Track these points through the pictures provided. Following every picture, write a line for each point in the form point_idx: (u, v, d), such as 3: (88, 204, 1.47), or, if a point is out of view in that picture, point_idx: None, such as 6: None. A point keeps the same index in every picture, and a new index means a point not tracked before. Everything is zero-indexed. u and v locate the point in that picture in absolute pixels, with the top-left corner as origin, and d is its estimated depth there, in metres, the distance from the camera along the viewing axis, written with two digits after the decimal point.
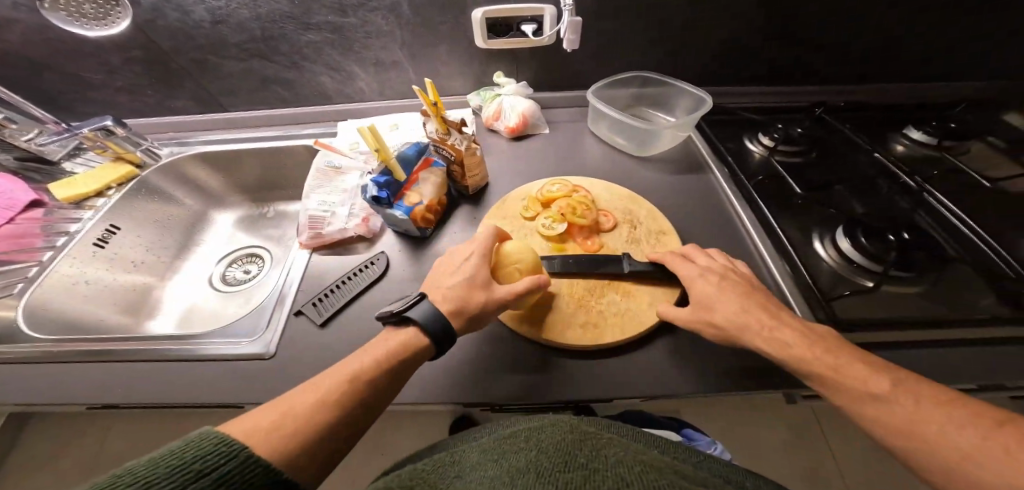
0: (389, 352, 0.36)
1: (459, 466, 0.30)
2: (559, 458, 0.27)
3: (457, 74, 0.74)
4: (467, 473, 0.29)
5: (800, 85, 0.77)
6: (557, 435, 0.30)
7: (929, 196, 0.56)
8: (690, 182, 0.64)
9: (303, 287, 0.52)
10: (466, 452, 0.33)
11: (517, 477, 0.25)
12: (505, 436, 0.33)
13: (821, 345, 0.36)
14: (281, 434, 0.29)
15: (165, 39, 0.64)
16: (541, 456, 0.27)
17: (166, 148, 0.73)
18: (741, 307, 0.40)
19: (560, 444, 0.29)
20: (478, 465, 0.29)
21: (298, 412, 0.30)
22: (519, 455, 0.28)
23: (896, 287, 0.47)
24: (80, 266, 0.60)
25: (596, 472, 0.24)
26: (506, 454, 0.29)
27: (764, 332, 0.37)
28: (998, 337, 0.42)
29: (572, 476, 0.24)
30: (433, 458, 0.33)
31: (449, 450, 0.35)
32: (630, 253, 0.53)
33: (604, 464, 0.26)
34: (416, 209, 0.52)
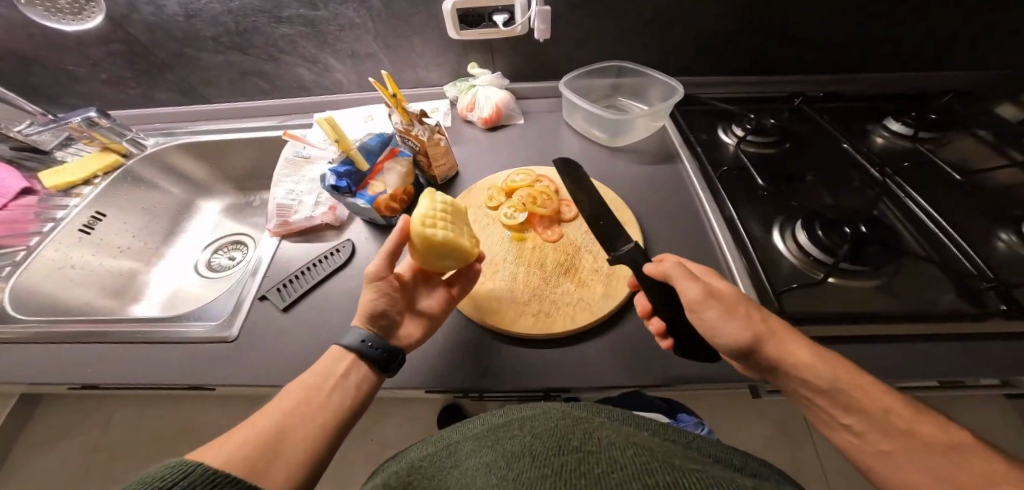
0: (345, 361, 0.38)
1: (454, 457, 0.31)
2: (553, 443, 0.26)
3: (432, 65, 0.75)
4: (463, 462, 0.29)
5: (782, 74, 0.75)
6: (549, 422, 0.30)
7: (898, 188, 0.54)
8: (658, 174, 0.63)
9: (271, 273, 0.54)
10: (460, 442, 0.33)
11: (511, 461, 0.25)
12: (500, 424, 0.33)
13: (819, 354, 0.35)
14: (247, 446, 0.30)
15: (143, 33, 0.67)
16: (535, 442, 0.27)
17: (152, 139, 0.76)
18: (757, 312, 0.36)
19: (553, 430, 0.28)
20: (473, 453, 0.29)
21: (263, 426, 0.32)
22: (513, 441, 0.28)
23: (849, 281, 0.46)
24: (66, 250, 0.64)
25: (589, 454, 0.24)
26: (500, 441, 0.29)
27: (783, 336, 0.34)
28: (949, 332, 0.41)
29: (567, 460, 0.24)
30: (430, 454, 0.33)
31: (449, 440, 0.35)
32: (589, 243, 0.53)
33: (596, 445, 0.25)
34: (379, 199, 0.54)
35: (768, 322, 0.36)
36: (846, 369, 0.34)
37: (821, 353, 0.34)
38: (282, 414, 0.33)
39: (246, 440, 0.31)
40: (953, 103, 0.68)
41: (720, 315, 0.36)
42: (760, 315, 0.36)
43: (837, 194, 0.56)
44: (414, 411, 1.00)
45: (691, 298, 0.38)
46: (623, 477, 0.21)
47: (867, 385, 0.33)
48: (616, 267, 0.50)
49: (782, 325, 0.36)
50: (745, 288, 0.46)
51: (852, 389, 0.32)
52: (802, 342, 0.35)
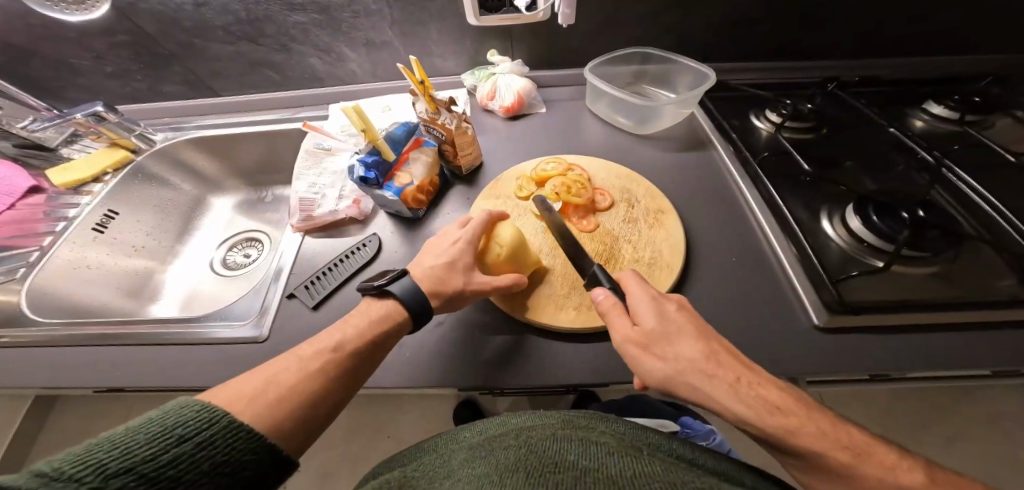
0: (371, 326, 0.36)
1: (446, 469, 0.30)
2: (549, 456, 0.26)
3: (450, 53, 0.72)
4: (453, 473, 0.28)
5: (812, 58, 0.73)
6: (546, 433, 0.30)
7: (949, 172, 0.53)
8: (690, 161, 0.61)
9: (296, 270, 0.52)
10: (455, 451, 0.32)
11: (505, 474, 0.25)
12: (495, 435, 0.32)
13: (771, 400, 0.29)
14: (261, 403, 0.29)
15: (149, 22, 0.64)
16: (531, 454, 0.27)
17: (160, 134, 0.74)
18: (685, 353, 0.31)
19: (550, 442, 0.28)
20: (467, 464, 0.29)
21: (281, 381, 0.30)
22: (508, 452, 0.28)
23: (908, 268, 0.45)
24: (81, 249, 0.62)
25: (585, 470, 0.24)
26: (494, 451, 0.29)
27: (710, 384, 0.30)
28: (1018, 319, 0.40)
29: (564, 477, 0.23)
30: (423, 464, 0.33)
31: (441, 449, 0.34)
32: (627, 232, 0.51)
33: (594, 461, 0.25)
34: (407, 190, 0.52)
35: (686, 358, 0.31)
36: (774, 406, 0.28)
37: (746, 389, 0.29)
38: (300, 370, 0.31)
39: (261, 391, 0.29)
40: (992, 85, 0.67)
41: (634, 354, 0.33)
42: (675, 351, 0.32)
43: (879, 180, 0.55)
44: (431, 407, 0.99)
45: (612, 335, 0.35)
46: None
47: (795, 422, 0.28)
48: (658, 257, 0.48)
49: (707, 356, 0.31)
50: (799, 278, 0.44)
51: (778, 434, 0.27)
52: (729, 377, 0.30)
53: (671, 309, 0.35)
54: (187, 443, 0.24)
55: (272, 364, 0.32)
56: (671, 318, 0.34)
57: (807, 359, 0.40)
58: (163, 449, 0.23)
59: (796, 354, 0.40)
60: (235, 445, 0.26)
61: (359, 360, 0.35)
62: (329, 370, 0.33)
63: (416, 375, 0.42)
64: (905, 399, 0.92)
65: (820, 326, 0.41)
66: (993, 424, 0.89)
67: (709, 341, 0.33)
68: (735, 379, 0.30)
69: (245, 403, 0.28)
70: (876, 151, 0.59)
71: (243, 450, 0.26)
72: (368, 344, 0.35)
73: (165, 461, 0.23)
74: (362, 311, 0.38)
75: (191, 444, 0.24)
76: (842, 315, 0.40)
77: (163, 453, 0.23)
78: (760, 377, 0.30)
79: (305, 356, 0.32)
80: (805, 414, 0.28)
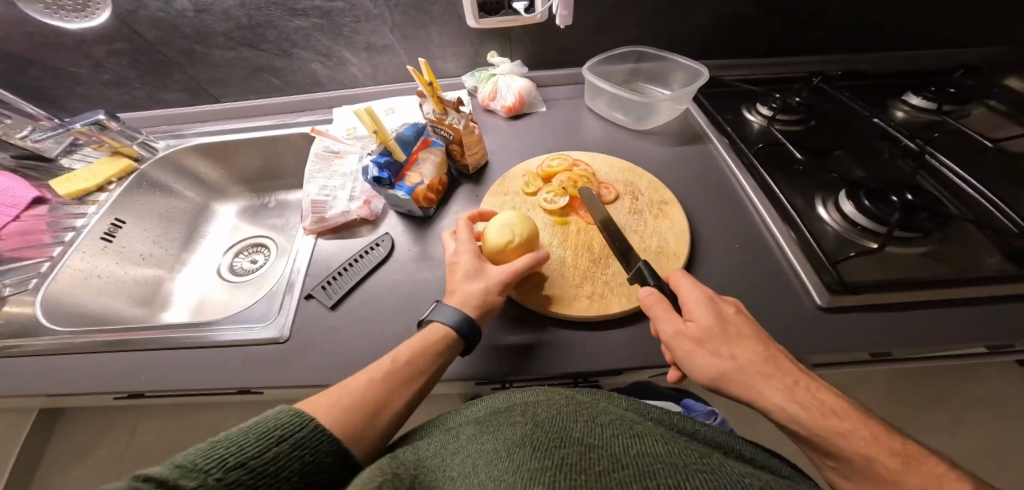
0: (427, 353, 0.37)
1: (456, 445, 0.31)
2: (554, 433, 0.27)
3: (450, 56, 0.74)
4: (462, 450, 0.30)
5: (799, 53, 0.76)
6: (552, 411, 0.31)
7: (931, 158, 0.56)
8: (689, 154, 0.64)
9: (311, 272, 0.53)
10: (461, 428, 0.34)
11: (513, 449, 0.26)
12: (501, 410, 0.33)
13: (822, 406, 0.30)
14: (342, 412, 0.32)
15: (148, 29, 0.65)
16: (537, 430, 0.28)
17: (162, 141, 0.74)
18: (740, 353, 0.33)
19: (555, 419, 0.30)
20: (477, 438, 0.30)
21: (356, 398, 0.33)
22: (514, 428, 0.29)
23: (899, 248, 0.48)
24: (89, 259, 0.62)
25: (590, 446, 0.26)
26: (502, 427, 0.30)
27: (763, 382, 0.31)
28: (1007, 294, 0.43)
29: (568, 452, 0.25)
30: (433, 443, 0.33)
31: (448, 425, 0.36)
32: (633, 223, 0.53)
33: (598, 439, 0.26)
34: (417, 189, 0.53)
35: (742, 353, 0.33)
36: (830, 410, 0.30)
37: (802, 390, 0.31)
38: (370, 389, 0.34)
39: (337, 400, 0.32)
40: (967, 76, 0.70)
41: (689, 349, 0.34)
42: (731, 346, 0.34)
43: (868, 167, 0.58)
44: None
45: (663, 329, 0.37)
46: (625, 477, 0.22)
47: (850, 426, 0.29)
48: (665, 246, 0.50)
49: (763, 356, 0.33)
50: (798, 261, 0.47)
51: (835, 437, 0.29)
52: (786, 378, 0.32)
53: (726, 311, 0.37)
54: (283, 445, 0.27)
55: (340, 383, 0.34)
56: (726, 316, 0.36)
57: (810, 337, 0.42)
58: (267, 447, 0.26)
59: (801, 334, 0.42)
60: (320, 447, 0.29)
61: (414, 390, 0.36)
62: (393, 382, 0.34)
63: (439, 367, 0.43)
64: (901, 381, 0.95)
65: (822, 305, 0.44)
66: (982, 402, 0.93)
67: (763, 342, 0.35)
68: (793, 382, 0.31)
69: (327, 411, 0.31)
70: (863, 140, 0.62)
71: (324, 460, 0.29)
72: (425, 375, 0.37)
73: (270, 457, 0.26)
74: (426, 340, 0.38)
75: (288, 444, 0.27)
76: (842, 294, 0.43)
77: (268, 451, 0.26)
78: (813, 380, 0.32)
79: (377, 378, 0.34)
80: (860, 421, 0.30)
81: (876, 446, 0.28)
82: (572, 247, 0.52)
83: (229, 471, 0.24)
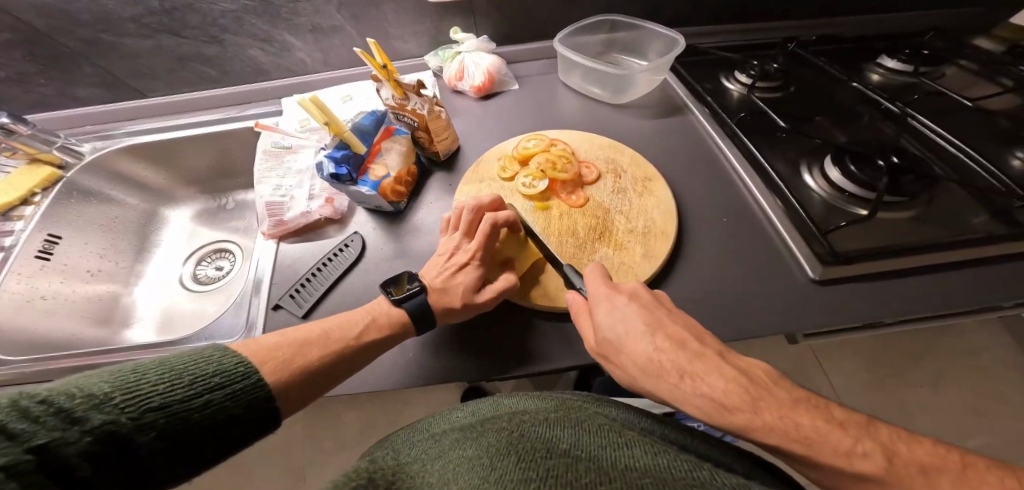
0: (388, 320, 0.38)
1: (437, 450, 0.28)
2: (541, 442, 0.24)
3: (408, 34, 0.67)
4: (444, 455, 0.26)
5: (775, 18, 0.73)
6: (540, 418, 0.28)
7: (913, 119, 0.55)
8: (668, 127, 0.61)
9: (277, 280, 0.48)
10: (447, 433, 0.30)
11: (496, 458, 0.23)
12: (486, 418, 0.30)
13: (710, 397, 0.28)
14: (286, 372, 0.31)
15: (37, 17, 0.56)
16: (523, 438, 0.25)
17: (87, 144, 0.65)
18: (630, 354, 0.32)
19: (543, 427, 0.27)
20: (457, 445, 0.27)
21: (306, 357, 0.32)
22: (498, 435, 0.26)
23: (887, 213, 0.47)
24: (29, 280, 0.55)
25: (579, 457, 0.23)
26: (483, 435, 0.27)
27: (656, 384, 0.30)
28: (995, 253, 0.42)
29: (554, 463, 0.22)
30: (415, 449, 0.29)
31: (432, 430, 0.32)
32: (617, 203, 0.50)
33: (589, 450, 0.23)
34: (384, 183, 0.48)
35: (631, 359, 0.32)
36: (720, 402, 0.27)
37: (689, 385, 0.29)
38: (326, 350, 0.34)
39: (287, 355, 0.32)
40: (944, 35, 0.69)
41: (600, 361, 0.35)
42: (623, 355, 0.32)
43: (851, 131, 0.56)
44: (435, 399, 1.09)
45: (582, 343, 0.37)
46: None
47: (737, 414, 0.27)
48: (651, 226, 0.47)
49: (652, 354, 0.31)
50: (788, 234, 0.45)
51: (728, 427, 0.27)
52: (672, 378, 0.30)
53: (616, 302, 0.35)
54: (218, 392, 0.26)
55: (293, 329, 0.34)
56: (613, 316, 0.34)
57: (794, 315, 0.41)
58: (198, 393, 0.25)
59: (796, 312, 0.41)
60: (256, 402, 0.28)
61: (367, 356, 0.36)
62: (345, 357, 0.34)
63: (424, 371, 0.41)
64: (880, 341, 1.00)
65: (815, 278, 0.42)
66: (953, 353, 0.99)
67: (653, 332, 0.32)
68: (679, 376, 0.30)
69: (270, 361, 0.31)
70: (843, 105, 0.60)
71: (258, 409, 0.28)
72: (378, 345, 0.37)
73: (197, 405, 0.25)
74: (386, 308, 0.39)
75: (222, 394, 0.26)
76: (835, 265, 0.41)
77: (198, 398, 0.25)
78: (701, 365, 0.29)
79: (330, 337, 0.35)
80: (752, 405, 0.27)
81: (768, 430, 0.26)
82: (556, 233, 0.48)
83: (146, 412, 0.23)
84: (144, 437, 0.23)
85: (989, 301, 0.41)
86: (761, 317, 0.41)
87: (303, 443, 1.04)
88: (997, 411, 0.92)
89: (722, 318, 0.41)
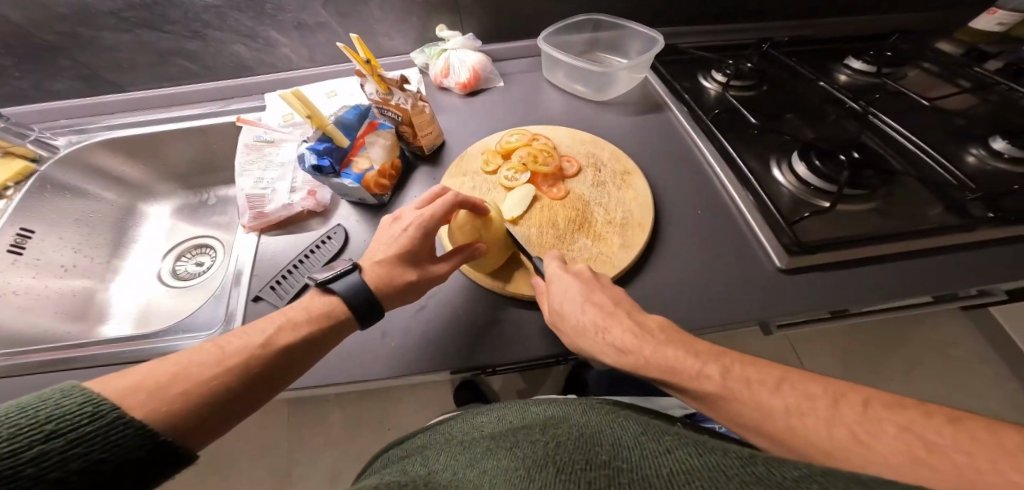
0: (301, 318, 0.35)
1: (466, 461, 0.26)
2: (580, 455, 0.23)
3: (395, 31, 0.68)
4: (476, 464, 0.25)
5: (754, 20, 0.75)
6: (573, 432, 0.27)
7: (875, 117, 0.57)
8: (648, 124, 0.62)
9: (258, 272, 0.48)
10: (475, 443, 0.29)
11: (533, 468, 0.21)
12: (517, 429, 0.29)
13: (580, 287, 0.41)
14: (170, 399, 0.26)
15: (13, 9, 0.55)
16: (560, 449, 0.24)
17: (62, 138, 0.64)
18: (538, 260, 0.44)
19: (581, 440, 0.25)
20: (491, 454, 0.25)
21: (193, 375, 0.28)
22: (535, 446, 0.24)
23: (849, 205, 0.49)
24: (1, 275, 0.54)
25: (623, 470, 0.21)
26: (519, 444, 0.26)
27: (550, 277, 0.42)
28: (950, 243, 0.45)
29: (598, 477, 0.20)
30: (438, 457, 0.29)
31: (464, 439, 0.31)
32: (597, 196, 0.51)
33: (631, 462, 0.21)
34: (367, 176, 0.49)
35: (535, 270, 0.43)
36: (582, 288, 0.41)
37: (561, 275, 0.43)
38: (224, 368, 0.29)
39: (166, 381, 0.27)
40: (908, 40, 0.72)
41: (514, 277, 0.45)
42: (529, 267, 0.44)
43: (819, 129, 0.59)
44: (424, 397, 1.09)
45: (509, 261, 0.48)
46: None
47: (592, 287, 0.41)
48: (629, 217, 0.49)
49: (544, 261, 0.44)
50: (758, 226, 0.47)
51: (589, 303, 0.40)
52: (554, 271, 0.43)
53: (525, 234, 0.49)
54: (57, 440, 0.21)
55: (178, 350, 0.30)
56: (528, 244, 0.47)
57: (762, 301, 0.43)
58: (25, 446, 0.20)
59: (764, 301, 0.43)
60: (121, 441, 0.23)
61: (290, 368, 0.33)
62: (257, 366, 0.31)
63: (405, 360, 0.41)
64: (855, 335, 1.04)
65: (781, 268, 0.44)
66: (924, 346, 1.03)
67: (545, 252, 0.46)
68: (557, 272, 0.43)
69: (140, 391, 0.26)
70: (809, 103, 0.62)
71: (131, 449, 0.23)
72: (299, 349, 0.33)
73: (26, 460, 0.20)
74: (303, 308, 0.36)
75: (62, 441, 0.21)
76: (801, 256, 0.43)
77: (25, 452, 0.20)
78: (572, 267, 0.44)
79: (227, 351, 0.30)
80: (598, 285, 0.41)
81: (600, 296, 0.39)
82: (536, 225, 0.49)
83: None
84: None
85: (943, 289, 0.43)
86: (731, 304, 0.43)
87: (287, 443, 1.03)
88: (958, 399, 0.97)
89: (695, 305, 0.42)
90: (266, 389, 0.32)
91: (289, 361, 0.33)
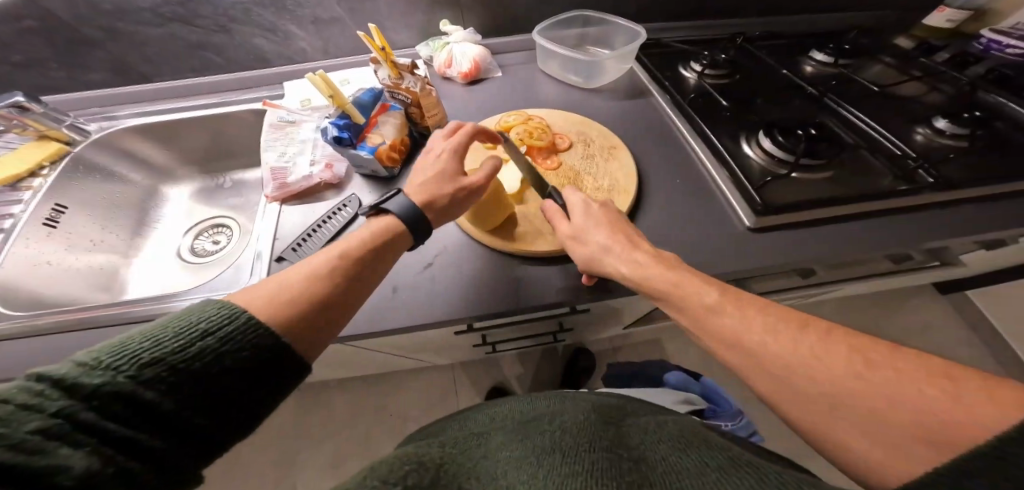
0: (372, 236, 0.38)
1: (483, 449, 0.31)
2: (586, 441, 0.28)
3: (402, 26, 0.74)
4: (492, 451, 0.30)
5: (730, 17, 0.82)
6: (580, 423, 0.32)
7: (829, 98, 0.65)
8: (635, 108, 0.68)
9: (280, 237, 0.53)
10: (490, 433, 0.34)
11: (547, 451, 0.27)
12: (530, 421, 0.34)
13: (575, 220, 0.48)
14: (280, 305, 0.29)
15: (60, 5, 0.60)
16: (567, 437, 0.29)
17: (93, 124, 0.69)
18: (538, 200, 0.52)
19: (587, 430, 0.30)
20: (506, 444, 0.31)
21: (293, 288, 0.31)
22: (545, 436, 0.30)
23: (809, 174, 0.55)
24: (37, 246, 0.58)
25: (621, 458, 0.26)
26: (533, 433, 0.31)
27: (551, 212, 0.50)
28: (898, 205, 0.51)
29: (599, 457, 0.25)
30: (458, 443, 0.34)
31: (481, 430, 0.36)
32: (587, 167, 0.57)
33: (629, 455, 0.27)
34: (380, 149, 0.54)
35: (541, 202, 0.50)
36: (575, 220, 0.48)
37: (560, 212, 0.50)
38: (314, 278, 0.32)
39: (269, 295, 0.30)
40: (868, 36, 0.80)
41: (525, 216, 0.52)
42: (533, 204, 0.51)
43: (785, 110, 0.65)
44: (425, 381, 1.13)
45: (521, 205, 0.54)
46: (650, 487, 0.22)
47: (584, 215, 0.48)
48: (615, 184, 0.54)
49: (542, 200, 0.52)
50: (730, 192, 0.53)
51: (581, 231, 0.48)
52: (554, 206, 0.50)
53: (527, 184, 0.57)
54: (211, 338, 0.25)
55: None
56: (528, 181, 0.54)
57: (733, 255, 0.48)
58: (190, 343, 0.24)
59: (736, 254, 0.48)
60: (258, 336, 0.27)
61: (367, 278, 0.36)
62: (346, 277, 0.34)
63: (415, 309, 0.46)
64: None
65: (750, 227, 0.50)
66: None
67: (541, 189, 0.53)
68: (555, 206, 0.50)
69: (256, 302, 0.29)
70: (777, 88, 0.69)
71: (266, 344, 0.27)
72: (372, 261, 0.36)
73: (193, 354, 0.24)
74: (369, 232, 0.39)
75: (214, 339, 0.25)
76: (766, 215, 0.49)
77: (191, 347, 0.24)
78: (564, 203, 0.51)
79: (315, 266, 0.33)
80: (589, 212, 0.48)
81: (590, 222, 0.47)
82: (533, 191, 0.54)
83: (142, 368, 0.22)
84: (148, 390, 0.22)
85: (892, 243, 0.49)
86: (706, 257, 0.48)
87: (292, 425, 1.06)
88: None
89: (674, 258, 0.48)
90: (353, 294, 0.34)
91: (366, 274, 0.36)
